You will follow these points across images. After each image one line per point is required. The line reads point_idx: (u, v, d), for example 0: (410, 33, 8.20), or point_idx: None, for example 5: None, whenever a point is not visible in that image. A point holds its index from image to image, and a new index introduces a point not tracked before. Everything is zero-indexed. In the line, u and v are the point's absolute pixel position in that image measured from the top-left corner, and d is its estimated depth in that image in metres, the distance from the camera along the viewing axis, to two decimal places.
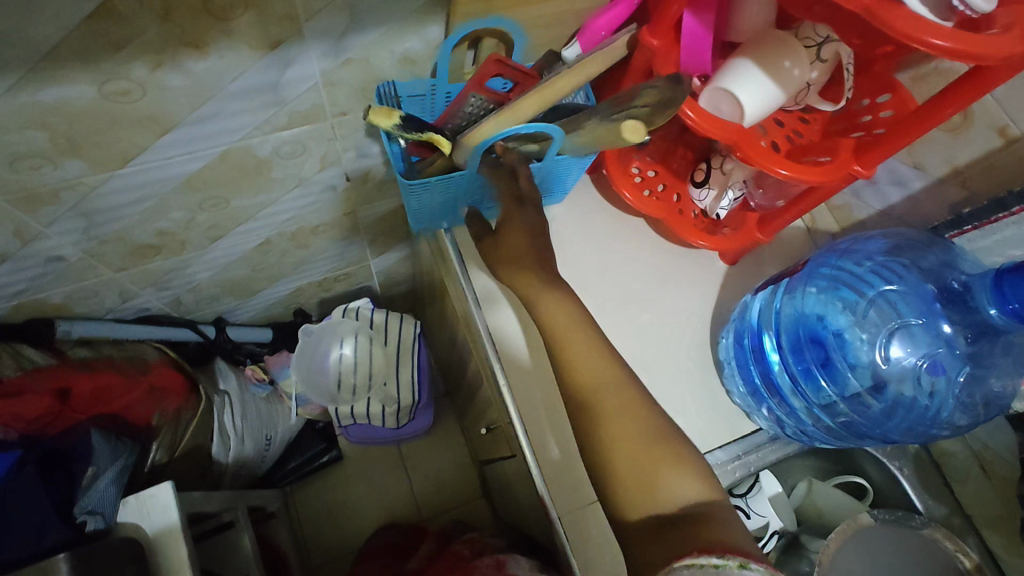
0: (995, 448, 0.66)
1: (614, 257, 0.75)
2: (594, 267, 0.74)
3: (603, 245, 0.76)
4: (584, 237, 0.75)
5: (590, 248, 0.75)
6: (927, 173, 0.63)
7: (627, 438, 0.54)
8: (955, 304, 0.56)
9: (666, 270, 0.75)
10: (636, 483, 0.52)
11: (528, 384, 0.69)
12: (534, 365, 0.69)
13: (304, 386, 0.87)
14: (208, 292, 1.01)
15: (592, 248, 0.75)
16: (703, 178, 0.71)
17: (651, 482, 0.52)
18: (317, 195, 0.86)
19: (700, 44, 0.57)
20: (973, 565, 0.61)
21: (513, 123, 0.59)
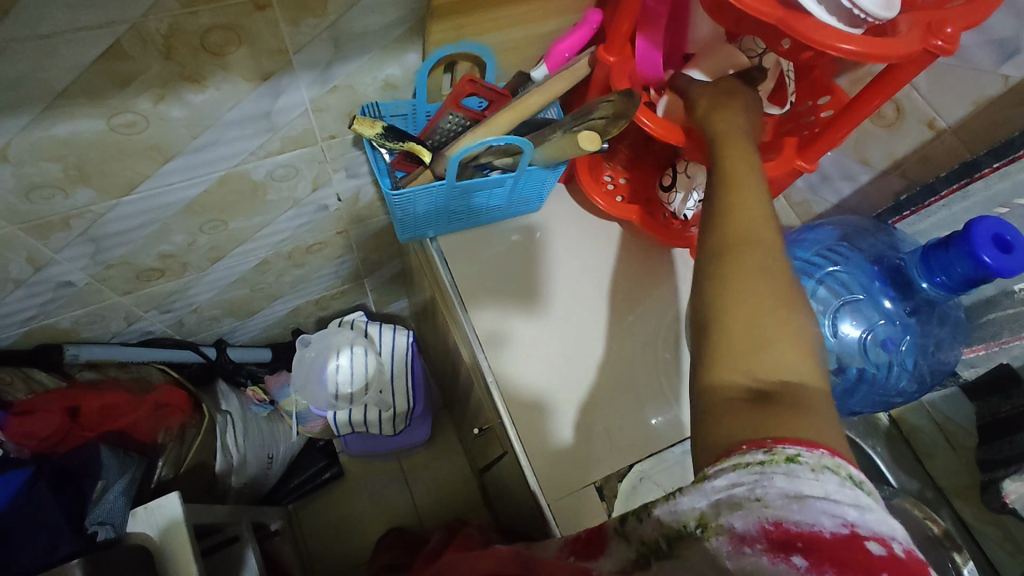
0: (956, 420, 0.68)
1: (590, 267, 0.80)
2: (572, 275, 0.79)
3: (579, 253, 0.81)
4: (562, 244, 0.81)
5: (570, 260, 0.80)
6: (872, 167, 0.68)
7: (761, 282, 0.42)
8: (894, 281, 0.61)
9: (643, 271, 0.80)
10: (748, 340, 0.39)
11: (523, 401, 0.71)
12: (529, 382, 0.72)
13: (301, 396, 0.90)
14: (209, 313, 1.06)
15: (570, 255, 0.80)
16: (671, 182, 0.76)
17: (763, 346, 0.39)
18: (311, 215, 0.91)
19: (650, 57, 0.64)
20: (942, 531, 0.64)
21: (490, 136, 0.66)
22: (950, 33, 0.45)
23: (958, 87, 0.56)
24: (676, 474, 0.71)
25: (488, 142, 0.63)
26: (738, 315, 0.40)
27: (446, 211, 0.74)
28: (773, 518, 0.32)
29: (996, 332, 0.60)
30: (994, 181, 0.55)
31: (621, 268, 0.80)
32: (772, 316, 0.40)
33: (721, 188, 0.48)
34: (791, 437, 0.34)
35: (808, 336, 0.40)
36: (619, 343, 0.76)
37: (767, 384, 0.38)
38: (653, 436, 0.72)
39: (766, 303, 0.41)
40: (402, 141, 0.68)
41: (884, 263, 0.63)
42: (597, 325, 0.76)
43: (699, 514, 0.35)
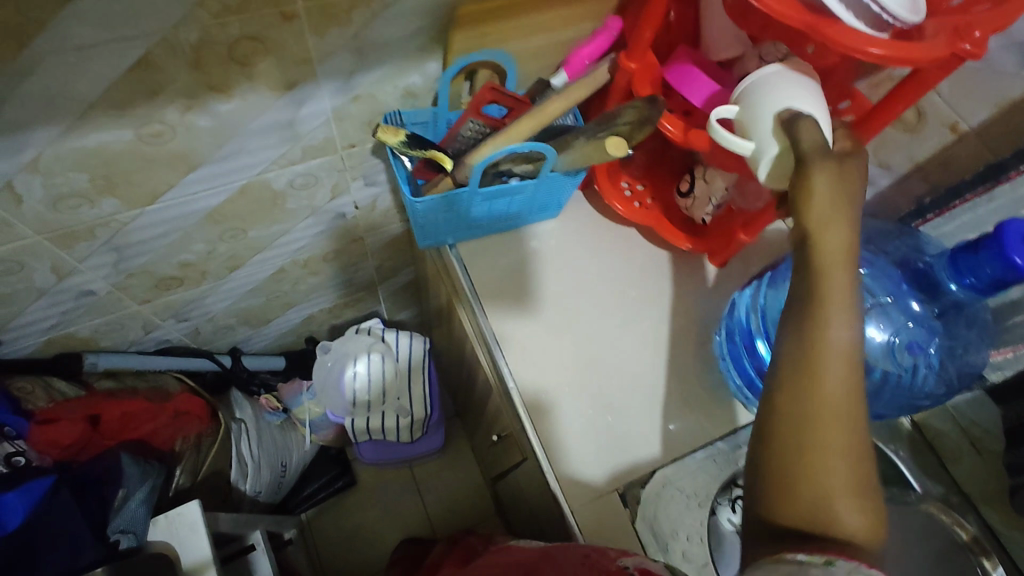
0: (982, 425, 0.68)
1: (611, 275, 0.80)
2: (592, 284, 0.79)
3: (600, 260, 0.81)
4: (582, 250, 0.81)
5: (590, 266, 0.80)
6: (893, 170, 0.69)
7: (835, 428, 0.42)
8: (921, 285, 0.62)
9: (662, 276, 0.80)
10: (811, 489, 0.41)
11: (547, 412, 0.71)
12: (551, 394, 0.72)
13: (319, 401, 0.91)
14: (225, 322, 1.06)
15: (590, 262, 0.80)
16: (688, 187, 0.77)
17: (822, 497, 0.41)
18: (328, 223, 0.91)
19: (688, 75, 0.62)
20: (969, 535, 0.67)
21: (516, 141, 0.66)
22: (978, 37, 0.45)
23: (981, 90, 0.57)
24: (697, 479, 0.71)
25: (512, 148, 0.64)
26: (807, 476, 0.41)
27: (466, 218, 0.74)
28: None
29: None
30: (1022, 183, 0.55)
31: (642, 275, 0.80)
32: (840, 475, 0.41)
33: (811, 316, 0.44)
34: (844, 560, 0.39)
35: (870, 493, 0.42)
36: (641, 351, 0.75)
37: (816, 535, 0.40)
38: (673, 443, 0.71)
39: (838, 454, 0.41)
40: (424, 148, 0.68)
41: (910, 267, 0.63)
42: (620, 334, 0.76)
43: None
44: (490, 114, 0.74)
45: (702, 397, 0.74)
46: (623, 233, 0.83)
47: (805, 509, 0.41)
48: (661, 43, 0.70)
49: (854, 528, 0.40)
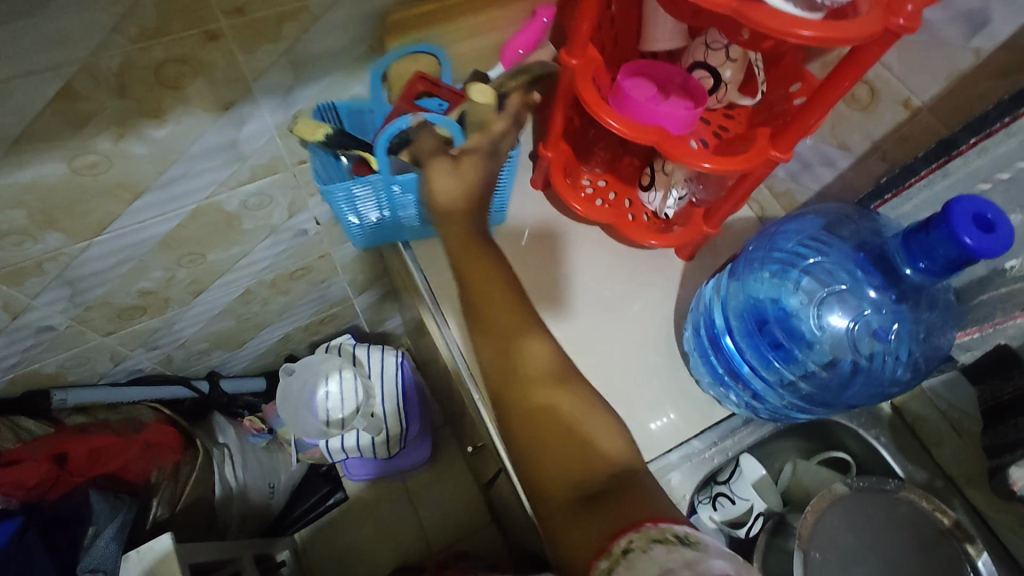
0: (960, 406, 0.67)
1: (557, 271, 0.78)
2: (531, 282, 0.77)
3: (540, 260, 0.79)
4: (510, 248, 0.79)
5: (523, 255, 0.79)
6: (852, 151, 0.67)
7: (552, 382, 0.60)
8: (878, 267, 0.60)
9: (603, 268, 0.79)
10: (569, 449, 0.55)
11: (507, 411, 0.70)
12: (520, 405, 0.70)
13: (293, 427, 0.87)
14: (197, 347, 1.05)
15: (527, 256, 0.79)
16: (649, 181, 0.76)
17: (576, 448, 0.55)
18: (290, 241, 0.90)
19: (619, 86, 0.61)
20: (953, 521, 0.63)
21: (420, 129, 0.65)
22: (910, 11, 0.43)
23: (929, 65, 0.55)
24: (672, 479, 0.70)
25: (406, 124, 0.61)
26: (555, 430, 0.57)
27: (400, 211, 0.73)
28: (654, 523, 0.46)
29: (991, 313, 0.59)
30: (973, 157, 0.54)
31: (585, 268, 0.79)
32: (559, 411, 0.58)
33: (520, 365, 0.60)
34: (641, 513, 0.48)
35: (599, 424, 0.58)
36: (590, 348, 0.74)
37: (610, 486, 0.53)
38: (653, 440, 0.70)
39: (567, 400, 0.59)
40: (349, 146, 0.66)
41: (867, 247, 0.61)
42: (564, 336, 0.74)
43: (622, 547, 0.45)
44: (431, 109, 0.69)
45: (680, 397, 0.72)
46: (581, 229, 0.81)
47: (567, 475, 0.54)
48: (608, 35, 0.68)
49: (608, 472, 0.54)
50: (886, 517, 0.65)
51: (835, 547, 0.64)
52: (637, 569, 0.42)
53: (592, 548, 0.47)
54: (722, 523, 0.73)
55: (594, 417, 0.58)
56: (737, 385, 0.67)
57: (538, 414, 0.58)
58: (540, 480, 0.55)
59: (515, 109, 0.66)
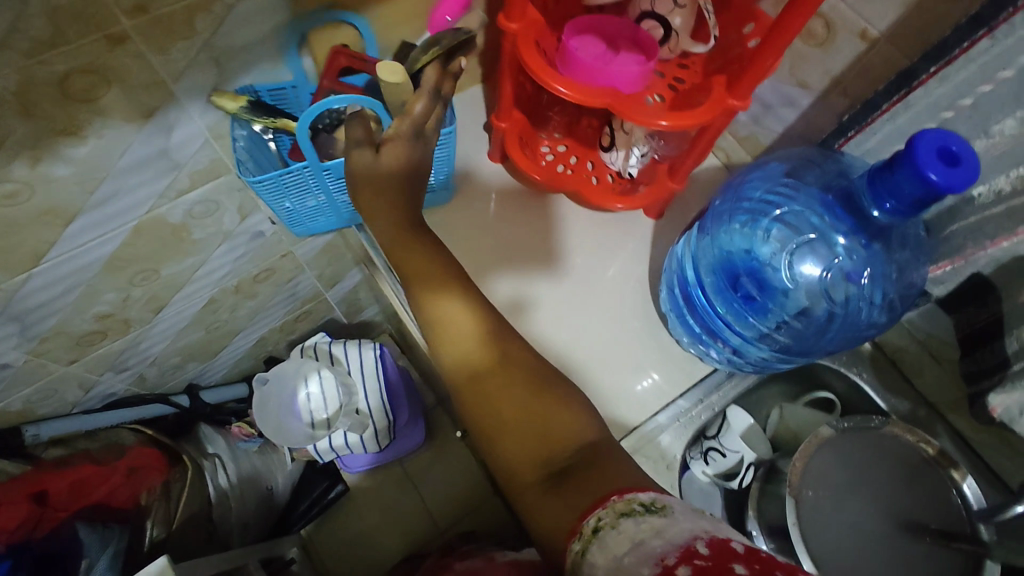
0: (936, 334, 0.67)
1: (504, 243, 0.75)
2: (478, 257, 0.74)
3: (484, 233, 0.75)
4: (448, 227, 0.75)
5: (466, 229, 0.75)
6: (812, 90, 0.65)
7: (513, 365, 0.58)
8: (845, 206, 0.59)
9: (552, 234, 0.76)
10: (534, 431, 0.53)
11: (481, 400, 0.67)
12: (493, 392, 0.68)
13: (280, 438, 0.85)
14: (169, 362, 1.01)
15: (470, 231, 0.75)
16: (610, 141, 0.73)
17: (541, 428, 0.53)
18: (247, 244, 0.86)
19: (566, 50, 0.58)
20: (937, 450, 0.64)
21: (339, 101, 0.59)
22: None
23: None
24: (663, 441, 0.71)
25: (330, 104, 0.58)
26: (518, 413, 0.54)
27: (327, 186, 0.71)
28: (620, 495, 0.44)
29: (961, 245, 0.58)
30: (935, 86, 0.52)
31: (534, 238, 0.76)
32: (521, 392, 0.56)
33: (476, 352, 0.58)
34: (610, 486, 0.45)
35: (563, 401, 0.55)
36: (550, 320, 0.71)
37: (579, 462, 0.50)
38: (641, 404, 0.70)
39: (527, 381, 0.56)
40: (273, 118, 0.63)
41: (833, 189, 0.61)
42: (522, 312, 0.72)
43: (591, 527, 0.42)
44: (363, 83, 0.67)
45: (661, 357, 0.71)
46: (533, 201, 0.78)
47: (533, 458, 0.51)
48: None
49: (576, 448, 0.51)
50: (875, 452, 0.66)
51: (825, 485, 0.65)
52: (608, 547, 0.39)
53: (564, 529, 0.45)
54: (715, 475, 0.73)
55: (558, 395, 0.55)
56: (716, 341, 0.66)
57: (498, 399, 0.55)
58: (506, 464, 0.53)
59: (431, 86, 0.60)
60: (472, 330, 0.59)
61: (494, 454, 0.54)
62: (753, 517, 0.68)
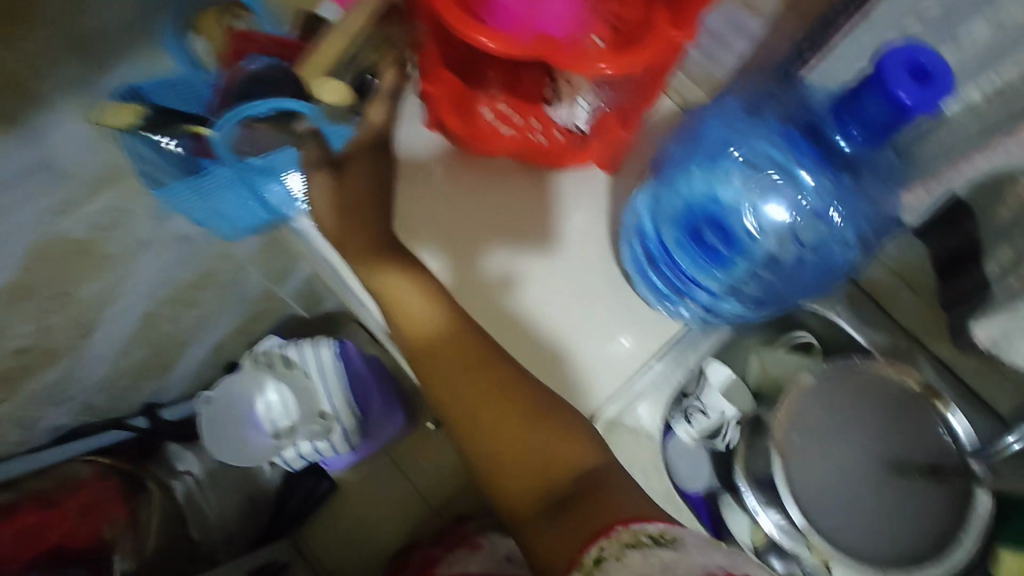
0: (911, 262, 0.64)
1: (462, 213, 0.67)
2: (439, 245, 0.66)
3: (442, 217, 0.67)
4: (408, 216, 0.66)
5: (419, 206, 0.67)
6: (762, 12, 0.57)
7: (498, 376, 0.57)
8: (812, 139, 0.57)
9: (508, 206, 0.68)
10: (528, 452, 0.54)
11: None
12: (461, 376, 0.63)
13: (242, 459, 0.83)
14: (117, 386, 0.94)
15: (430, 215, 0.67)
16: (553, 94, 0.67)
17: (535, 449, 0.54)
18: (176, 250, 0.78)
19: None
20: (920, 384, 0.61)
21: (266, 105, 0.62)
22: None
23: None
24: (641, 410, 0.67)
25: (253, 109, 0.63)
26: (510, 435, 0.54)
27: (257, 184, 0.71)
28: (623, 524, 0.46)
29: (934, 166, 0.54)
30: None
31: (489, 213, 0.67)
32: (509, 408, 0.55)
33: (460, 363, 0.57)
34: (613, 516, 0.48)
35: (555, 417, 0.55)
36: (515, 303, 0.65)
37: (578, 486, 0.52)
38: (616, 371, 0.65)
39: (514, 395, 0.56)
40: (180, 120, 0.67)
41: (795, 121, 0.58)
42: (487, 299, 0.65)
43: (594, 558, 0.45)
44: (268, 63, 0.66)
45: (633, 320, 0.65)
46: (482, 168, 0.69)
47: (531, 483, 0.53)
48: None
49: (573, 470, 0.53)
50: (865, 394, 0.63)
51: (808, 430, 0.63)
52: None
53: (566, 558, 0.47)
54: (701, 436, 0.70)
55: (548, 408, 0.56)
56: (684, 299, 0.64)
57: (492, 429, 0.55)
58: (504, 490, 0.54)
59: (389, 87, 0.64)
60: (460, 358, 0.57)
61: (492, 484, 0.55)
62: (740, 473, 0.65)
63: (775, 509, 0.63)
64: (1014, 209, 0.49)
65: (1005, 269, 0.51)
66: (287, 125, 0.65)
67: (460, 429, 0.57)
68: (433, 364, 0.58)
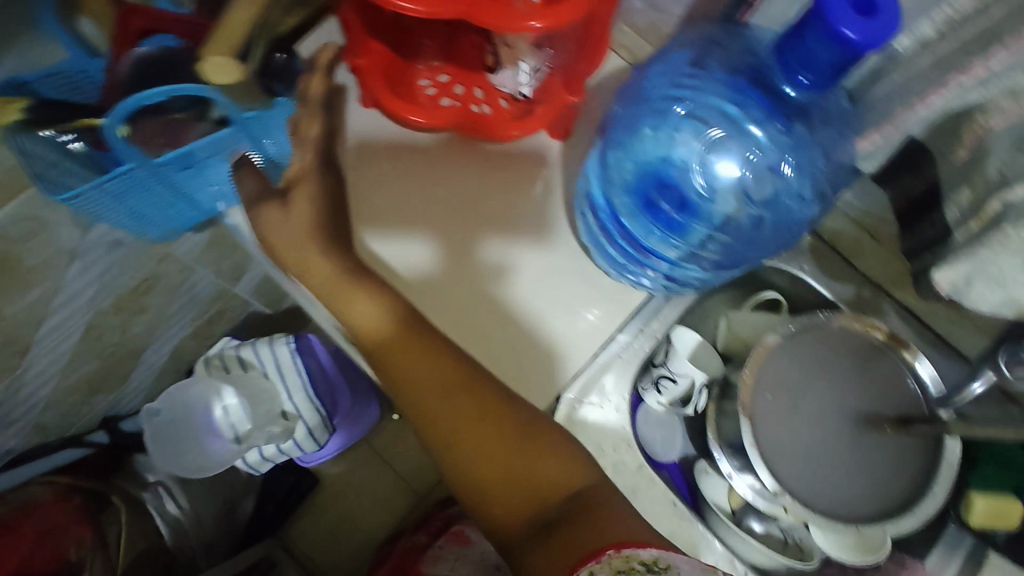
0: (872, 211, 0.63)
1: (425, 198, 0.63)
2: (395, 240, 0.62)
3: (397, 212, 0.63)
4: (369, 210, 0.62)
5: (378, 193, 0.63)
6: None
7: (480, 395, 0.56)
8: (758, 84, 0.55)
9: (473, 193, 0.64)
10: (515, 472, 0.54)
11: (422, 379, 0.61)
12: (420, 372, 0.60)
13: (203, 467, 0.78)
14: (68, 404, 0.89)
15: (389, 207, 0.63)
16: (494, 61, 0.65)
17: (522, 470, 0.54)
18: (108, 257, 0.73)
19: None
20: (885, 335, 0.62)
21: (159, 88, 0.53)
22: None
23: None
24: (606, 383, 0.64)
25: (144, 101, 0.52)
26: (495, 455, 0.55)
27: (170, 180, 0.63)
28: (617, 546, 0.50)
29: (889, 109, 0.51)
30: None
31: (453, 203, 0.64)
32: (490, 426, 0.55)
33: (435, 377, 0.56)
34: (607, 540, 0.51)
35: (545, 437, 0.56)
36: (478, 297, 0.62)
37: (568, 506, 0.53)
38: (580, 346, 0.63)
39: (499, 414, 0.56)
40: (64, 120, 0.55)
41: (742, 70, 0.55)
42: (450, 295, 0.62)
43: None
44: (163, 45, 0.57)
45: (597, 293, 0.63)
46: (428, 151, 0.65)
47: (520, 505, 0.54)
48: None
49: (564, 489, 0.54)
50: (840, 348, 0.62)
51: (784, 388, 0.61)
52: None
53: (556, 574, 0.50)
54: (672, 404, 0.65)
55: (532, 426, 0.56)
56: (645, 269, 0.61)
57: (478, 452, 0.55)
58: (489, 508, 0.55)
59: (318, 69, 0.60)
60: (445, 381, 0.56)
61: (476, 504, 0.56)
62: (713, 439, 0.63)
63: (749, 472, 0.61)
64: (970, 149, 0.46)
65: (964, 212, 0.48)
66: (202, 115, 0.60)
67: (444, 450, 0.57)
68: (415, 387, 0.57)
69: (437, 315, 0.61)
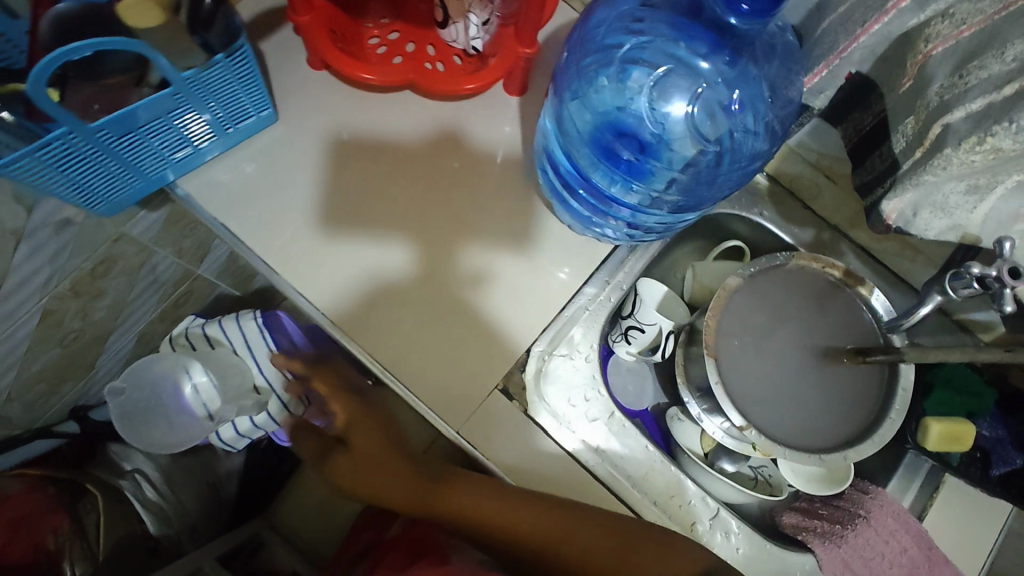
0: (828, 153, 0.64)
1: (409, 190, 0.64)
2: (379, 231, 0.63)
3: (341, 232, 0.62)
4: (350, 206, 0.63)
5: (361, 185, 0.64)
6: None
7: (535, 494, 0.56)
8: (699, 16, 0.58)
9: (456, 191, 0.64)
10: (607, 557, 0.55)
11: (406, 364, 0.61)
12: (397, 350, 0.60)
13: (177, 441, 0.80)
14: (33, 393, 0.87)
15: (375, 203, 0.63)
16: (442, 15, 0.62)
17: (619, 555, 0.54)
18: (58, 238, 0.69)
19: None
20: (842, 273, 0.64)
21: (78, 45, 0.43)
22: None
23: None
24: (574, 335, 0.64)
25: (69, 56, 0.43)
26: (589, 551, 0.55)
27: (118, 153, 0.54)
28: None
29: (835, 41, 0.51)
30: None
31: (439, 200, 0.64)
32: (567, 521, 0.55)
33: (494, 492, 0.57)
34: None
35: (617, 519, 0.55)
36: (432, 289, 0.62)
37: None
38: (551, 299, 0.63)
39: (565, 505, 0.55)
40: None
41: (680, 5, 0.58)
42: (393, 304, 0.61)
43: None
44: None
45: (562, 248, 0.65)
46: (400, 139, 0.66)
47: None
48: None
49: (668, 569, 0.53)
50: (803, 291, 0.64)
51: (749, 327, 0.63)
52: None
53: None
54: (641, 352, 0.66)
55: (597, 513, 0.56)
56: (608, 219, 0.62)
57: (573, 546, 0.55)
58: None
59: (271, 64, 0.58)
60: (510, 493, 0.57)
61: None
62: (683, 384, 0.63)
63: (718, 413, 0.61)
64: (913, 78, 0.47)
65: (909, 141, 0.49)
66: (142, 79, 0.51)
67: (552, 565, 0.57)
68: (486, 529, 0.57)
69: (411, 288, 0.62)
